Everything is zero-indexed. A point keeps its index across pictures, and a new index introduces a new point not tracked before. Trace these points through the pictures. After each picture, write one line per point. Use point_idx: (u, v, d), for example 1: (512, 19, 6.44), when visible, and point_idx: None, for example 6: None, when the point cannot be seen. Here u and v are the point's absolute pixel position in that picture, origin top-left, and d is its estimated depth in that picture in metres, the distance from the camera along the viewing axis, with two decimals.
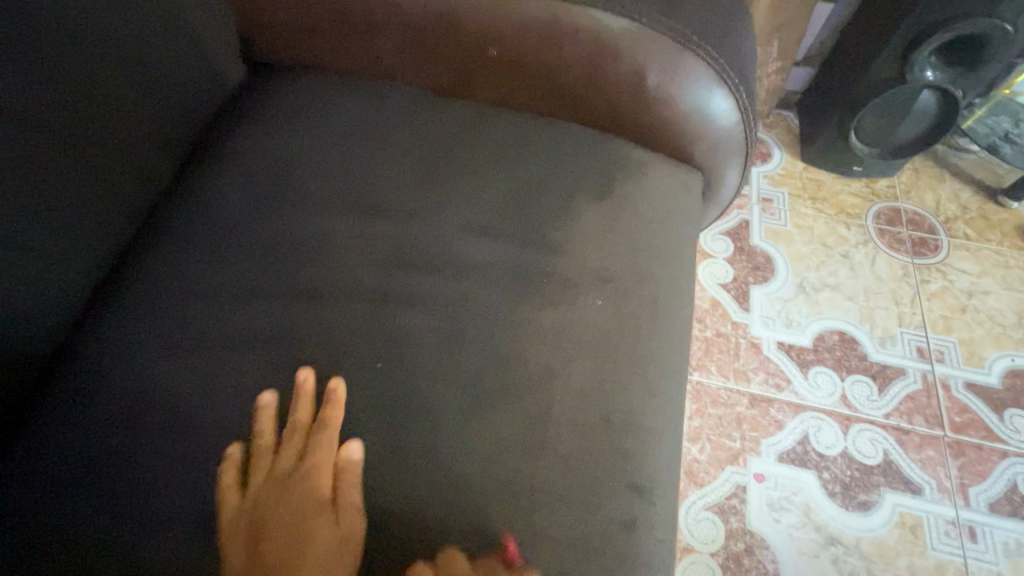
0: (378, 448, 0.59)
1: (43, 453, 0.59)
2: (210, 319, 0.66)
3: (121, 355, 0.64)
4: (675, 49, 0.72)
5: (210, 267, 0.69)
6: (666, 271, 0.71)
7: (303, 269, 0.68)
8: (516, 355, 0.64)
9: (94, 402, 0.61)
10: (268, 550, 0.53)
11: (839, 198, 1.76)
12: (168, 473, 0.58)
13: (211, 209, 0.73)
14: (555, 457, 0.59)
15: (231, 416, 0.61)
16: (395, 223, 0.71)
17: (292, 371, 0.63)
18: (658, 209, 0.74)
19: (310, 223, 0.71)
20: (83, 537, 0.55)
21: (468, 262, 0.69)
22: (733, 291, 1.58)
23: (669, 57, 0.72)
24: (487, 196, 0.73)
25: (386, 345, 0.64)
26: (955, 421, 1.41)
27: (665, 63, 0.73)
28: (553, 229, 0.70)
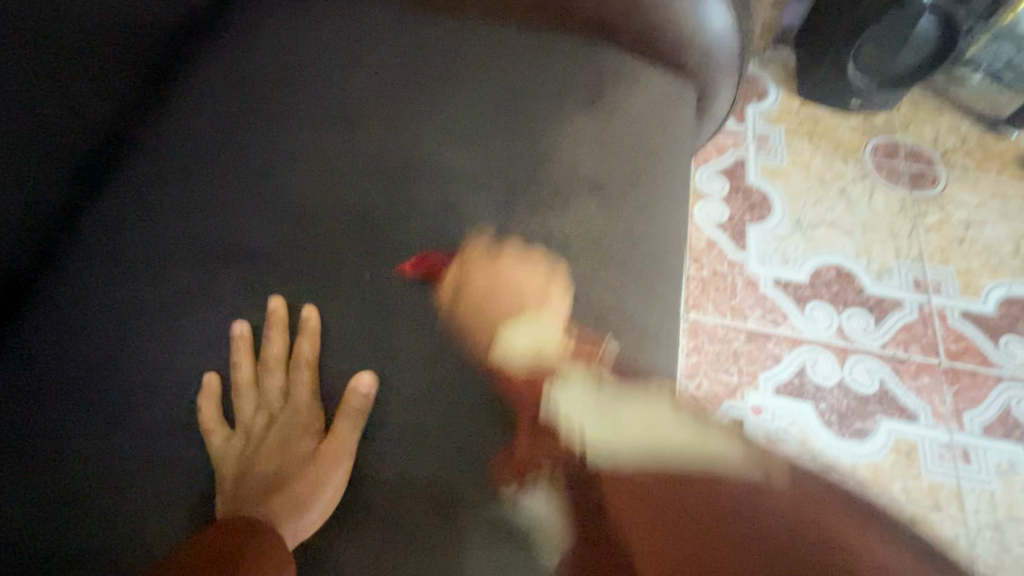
0: (369, 359, 0.58)
1: (16, 384, 0.56)
2: (180, 241, 0.62)
3: (88, 282, 0.60)
4: None
5: (176, 190, 0.65)
6: (660, 180, 0.69)
7: (280, 187, 0.65)
8: (504, 264, 0.62)
9: (64, 329, 0.58)
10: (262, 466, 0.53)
11: (836, 133, 1.72)
12: (145, 396, 0.56)
13: (178, 132, 0.69)
14: (551, 365, 0.58)
15: (208, 338, 0.59)
16: (376, 137, 0.68)
17: (276, 287, 0.61)
18: (650, 119, 0.72)
19: (286, 138, 0.68)
20: (61, 464, 0.53)
21: (455, 174, 0.66)
22: (728, 231, 1.55)
23: None
24: (471, 107, 0.69)
25: (371, 261, 0.62)
26: (951, 349, 1.41)
27: None
28: (541, 138, 0.68)
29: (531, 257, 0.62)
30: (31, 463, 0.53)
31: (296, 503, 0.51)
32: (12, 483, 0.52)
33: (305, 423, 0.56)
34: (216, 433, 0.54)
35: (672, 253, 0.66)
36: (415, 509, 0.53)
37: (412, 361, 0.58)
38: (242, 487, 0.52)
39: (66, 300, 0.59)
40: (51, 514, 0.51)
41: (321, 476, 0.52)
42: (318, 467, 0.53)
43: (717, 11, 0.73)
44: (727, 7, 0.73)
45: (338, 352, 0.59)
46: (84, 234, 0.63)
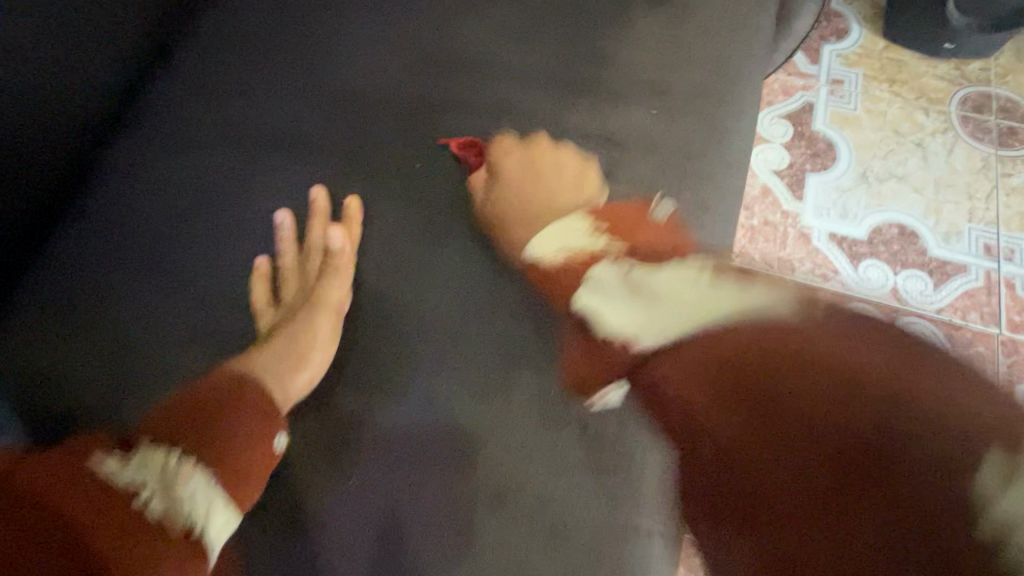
0: (410, 252, 0.56)
1: (77, 250, 0.55)
2: (223, 116, 0.61)
3: (145, 153, 0.59)
4: None
5: (220, 64, 0.63)
6: (728, 92, 0.64)
7: (325, 69, 0.62)
8: (555, 165, 0.59)
9: (120, 199, 0.57)
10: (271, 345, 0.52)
11: (921, 80, 1.57)
12: (191, 268, 0.54)
13: (229, 7, 0.66)
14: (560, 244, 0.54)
15: (247, 212, 0.57)
16: (433, 25, 0.64)
17: (319, 172, 0.59)
18: (723, 26, 0.66)
19: (339, 20, 0.64)
20: (113, 331, 0.52)
21: (512, 68, 0.62)
22: (787, 179, 1.46)
23: None
24: (534, 2, 0.65)
25: (414, 149, 0.59)
26: (1014, 320, 1.33)
27: None
28: (602, 40, 0.63)
29: (584, 160, 0.59)
30: (85, 330, 0.52)
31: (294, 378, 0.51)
32: (67, 346, 0.51)
33: (314, 304, 0.54)
34: (262, 314, 0.54)
35: (734, 169, 0.62)
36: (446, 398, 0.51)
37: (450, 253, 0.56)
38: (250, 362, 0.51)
39: (119, 184, 0.57)
40: (103, 379, 0.50)
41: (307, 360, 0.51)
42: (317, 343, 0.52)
43: None
44: None
45: (379, 242, 0.57)
46: (145, 106, 0.61)
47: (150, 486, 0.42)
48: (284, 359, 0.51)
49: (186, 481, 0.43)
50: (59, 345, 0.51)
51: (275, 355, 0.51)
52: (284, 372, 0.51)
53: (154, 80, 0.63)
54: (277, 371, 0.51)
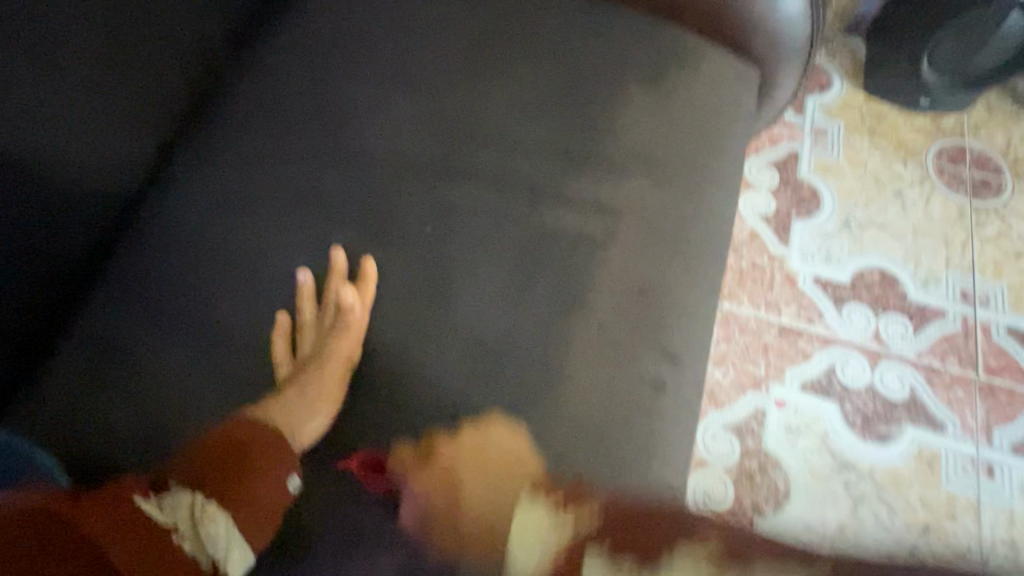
0: (418, 309, 0.61)
1: (118, 302, 0.60)
2: (248, 177, 0.66)
3: (178, 213, 0.64)
4: None
5: (246, 130, 0.68)
6: (712, 163, 0.69)
7: (344, 136, 0.68)
8: (554, 229, 0.64)
9: (157, 255, 0.62)
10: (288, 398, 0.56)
11: (899, 133, 1.66)
12: (217, 321, 0.59)
13: (254, 76, 0.72)
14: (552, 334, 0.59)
15: (268, 270, 0.62)
16: (445, 98, 0.70)
17: (337, 233, 0.63)
18: (708, 102, 0.72)
19: (360, 91, 0.70)
20: (147, 379, 0.57)
21: (517, 140, 0.68)
22: (773, 224, 1.53)
23: None
24: (538, 77, 0.71)
25: (423, 212, 0.64)
26: (990, 364, 1.39)
27: None
28: (600, 114, 0.69)
29: (581, 225, 0.64)
30: (121, 377, 0.57)
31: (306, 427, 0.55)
32: (104, 393, 0.56)
33: (329, 358, 0.58)
34: (280, 367, 0.59)
35: (718, 234, 0.67)
36: (444, 450, 0.55)
37: (452, 309, 0.61)
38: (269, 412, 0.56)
39: (153, 241, 0.63)
40: (139, 423, 0.55)
41: (315, 416, 0.56)
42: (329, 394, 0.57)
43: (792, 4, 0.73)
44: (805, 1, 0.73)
45: (391, 300, 0.61)
46: (179, 167, 0.67)
47: (184, 526, 0.47)
48: (299, 412, 0.55)
49: (212, 523, 0.48)
50: (98, 392, 0.56)
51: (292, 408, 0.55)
52: (299, 424, 0.55)
53: (187, 143, 0.69)
54: (290, 422, 0.55)
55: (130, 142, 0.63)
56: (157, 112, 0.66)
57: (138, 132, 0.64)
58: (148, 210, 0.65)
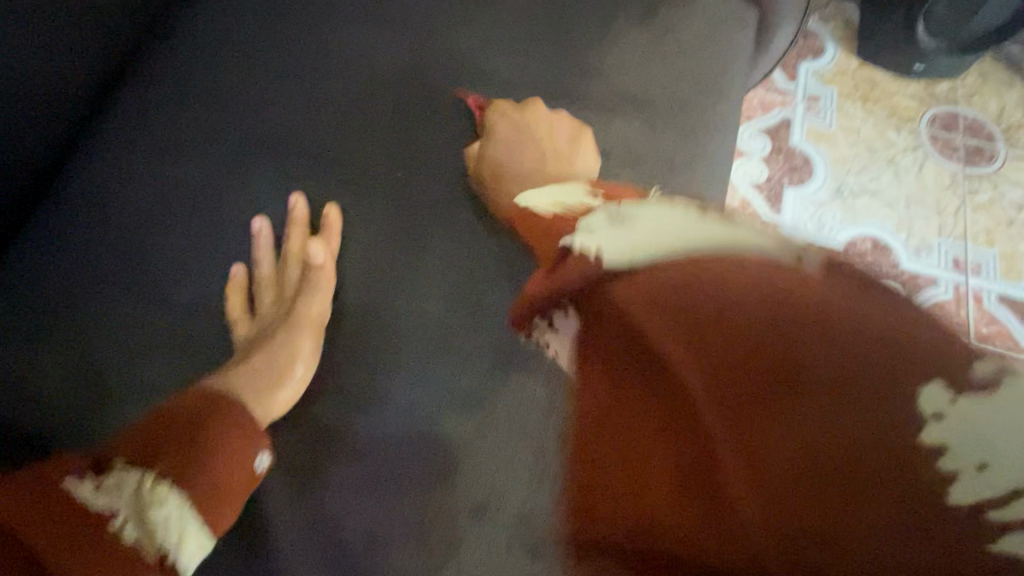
0: (389, 262, 0.55)
1: (48, 254, 0.53)
2: (198, 119, 0.59)
3: (119, 156, 0.57)
4: None
5: (195, 67, 0.62)
6: (708, 105, 0.64)
7: (305, 74, 0.61)
8: (538, 173, 0.59)
9: (94, 203, 0.55)
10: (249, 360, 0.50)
11: (892, 99, 1.62)
12: (163, 275, 0.53)
13: (205, 10, 0.65)
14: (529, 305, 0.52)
15: (221, 220, 0.55)
16: (419, 34, 0.64)
17: (300, 180, 0.57)
18: (703, 41, 0.67)
19: (324, 26, 0.63)
20: (82, 339, 0.50)
21: (497, 80, 0.62)
22: (765, 192, 1.49)
23: None
24: (520, 13, 0.65)
25: (394, 156, 0.59)
26: (982, 332, 1.37)
27: None
28: (587, 53, 0.64)
29: (567, 170, 0.59)
30: (53, 337, 0.50)
31: (270, 392, 0.48)
32: (33, 355, 0.50)
33: (294, 318, 0.52)
34: (238, 326, 0.52)
35: (714, 180, 0.62)
36: (419, 410, 0.51)
37: (426, 261, 0.55)
38: (225, 377, 0.49)
39: (89, 189, 0.56)
40: (73, 388, 0.49)
41: (285, 377, 0.49)
42: (295, 353, 0.50)
43: None
44: None
45: (361, 252, 0.56)
46: (121, 108, 0.60)
47: (125, 511, 0.39)
48: (262, 376, 0.49)
49: (159, 506, 0.40)
50: (25, 354, 0.50)
51: (257, 369, 0.49)
52: (267, 388, 0.48)
53: (131, 83, 0.62)
54: (253, 389, 0.48)
55: (65, 78, 0.56)
56: (94, 45, 0.58)
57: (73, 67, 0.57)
58: (86, 155, 0.58)
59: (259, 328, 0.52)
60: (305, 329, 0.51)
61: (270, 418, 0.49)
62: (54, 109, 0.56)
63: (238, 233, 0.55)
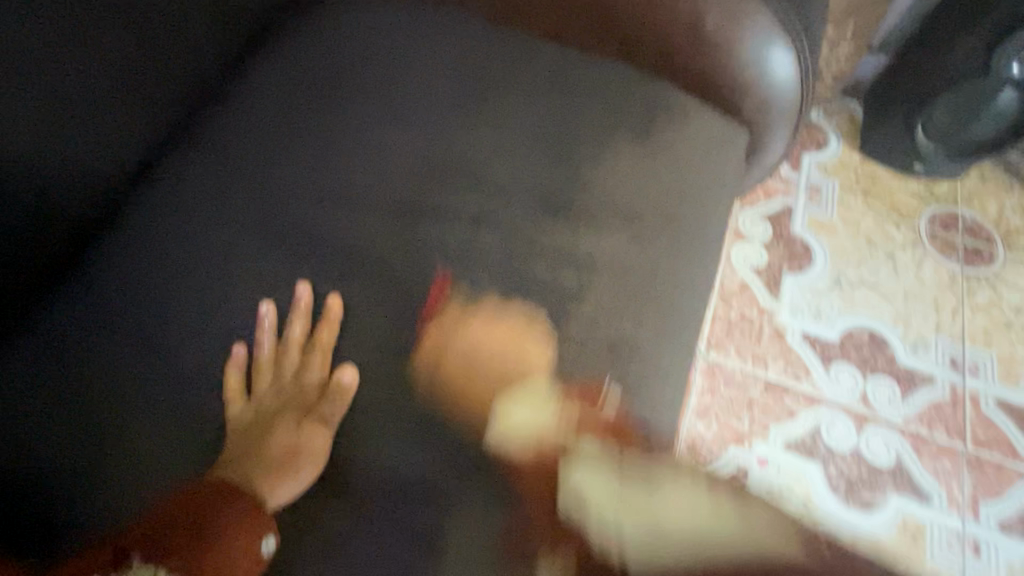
0: (381, 351, 0.59)
1: (72, 322, 0.58)
2: (222, 204, 0.65)
3: (149, 234, 0.63)
4: None
5: (228, 156, 0.68)
6: (694, 219, 0.69)
7: (325, 170, 0.67)
8: (531, 276, 0.63)
9: (118, 276, 0.60)
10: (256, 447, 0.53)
11: (892, 195, 1.67)
12: (171, 350, 0.57)
13: (242, 102, 0.72)
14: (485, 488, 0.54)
15: (230, 299, 0.60)
16: (432, 140, 0.70)
17: (307, 268, 0.62)
18: (695, 159, 0.72)
19: (346, 127, 0.70)
20: (89, 406, 0.54)
21: (500, 187, 0.67)
22: (764, 276, 1.53)
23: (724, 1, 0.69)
24: (526, 125, 0.71)
25: (397, 251, 0.63)
26: (978, 436, 1.36)
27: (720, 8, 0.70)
28: (585, 165, 0.69)
29: (558, 273, 0.63)
30: (64, 401, 0.54)
31: (276, 480, 0.51)
32: (44, 418, 0.54)
33: (297, 405, 0.56)
34: (234, 404, 0.55)
35: (694, 292, 0.66)
36: (393, 501, 0.53)
37: (414, 354, 0.59)
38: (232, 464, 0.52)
39: (115, 268, 0.61)
40: (77, 453, 0.52)
41: (290, 458, 0.53)
42: (297, 442, 0.53)
43: (781, 63, 0.72)
44: (793, 62, 0.72)
45: (358, 340, 0.59)
46: (156, 188, 0.66)
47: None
48: (269, 465, 0.52)
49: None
50: (37, 415, 0.54)
51: (263, 453, 0.53)
52: (274, 478, 0.51)
53: (166, 165, 0.68)
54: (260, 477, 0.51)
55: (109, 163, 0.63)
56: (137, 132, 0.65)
57: (110, 152, 0.63)
58: (120, 228, 0.64)
59: (257, 412, 0.55)
60: (311, 420, 0.55)
61: (279, 504, 0.51)
62: (82, 194, 0.62)
63: (242, 314, 0.59)
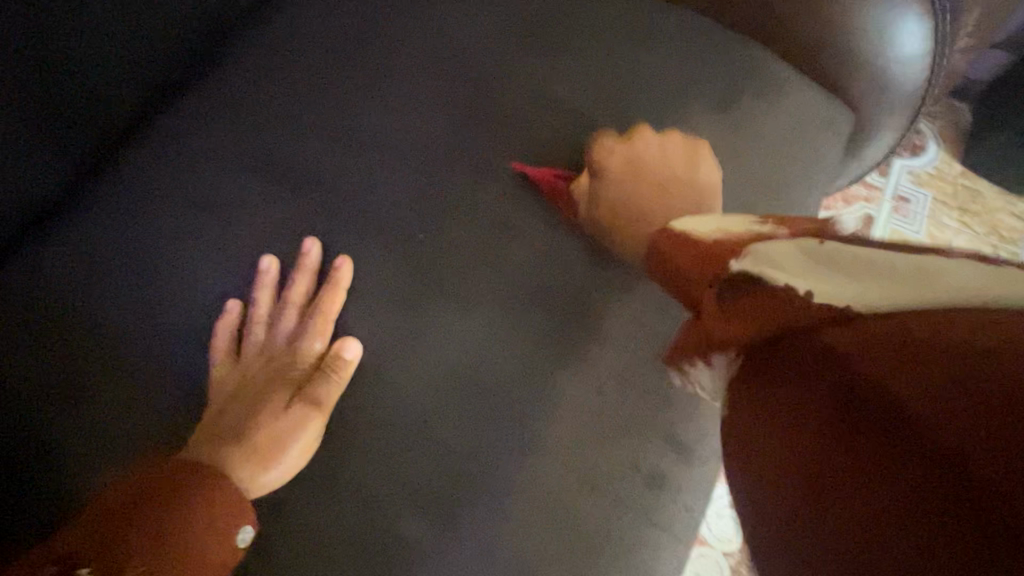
0: (388, 328, 0.51)
1: (50, 253, 0.52)
2: (226, 136, 0.56)
3: (146, 162, 0.55)
4: None
5: (243, 81, 0.58)
6: (774, 216, 0.57)
7: (346, 112, 0.57)
8: (572, 259, 0.53)
9: (107, 207, 0.53)
10: (235, 422, 0.47)
11: (994, 215, 1.46)
12: (156, 298, 0.50)
13: (265, 22, 0.62)
14: (488, 504, 0.46)
15: (229, 248, 0.53)
16: (477, 89, 0.59)
17: (317, 223, 0.54)
18: (783, 144, 0.60)
19: (381, 63, 0.59)
20: (59, 350, 0.48)
21: (547, 153, 0.58)
22: (831, 290, 1.37)
23: None
24: (589, 83, 0.60)
25: (420, 215, 0.54)
26: None
27: None
28: (653, 138, 0.58)
29: (603, 262, 0.53)
30: (33, 342, 0.48)
31: (251, 465, 0.45)
32: (8, 358, 0.48)
33: (288, 379, 0.50)
34: (219, 366, 0.49)
35: None
36: (386, 500, 0.46)
37: (425, 336, 0.50)
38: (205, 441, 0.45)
39: (103, 207, 0.53)
40: (43, 402, 0.47)
41: (268, 440, 0.46)
42: (281, 422, 0.47)
43: (914, 34, 0.60)
44: (926, 34, 0.60)
45: (365, 312, 0.52)
46: (160, 112, 0.58)
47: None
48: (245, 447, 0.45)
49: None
50: (2, 355, 0.48)
51: (241, 433, 0.46)
52: (250, 461, 0.45)
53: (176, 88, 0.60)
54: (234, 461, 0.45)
55: None
56: None
57: None
58: (116, 153, 0.56)
59: (241, 383, 0.49)
60: (299, 400, 0.48)
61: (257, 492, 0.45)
62: (67, 131, 0.51)
63: (241, 267, 0.52)
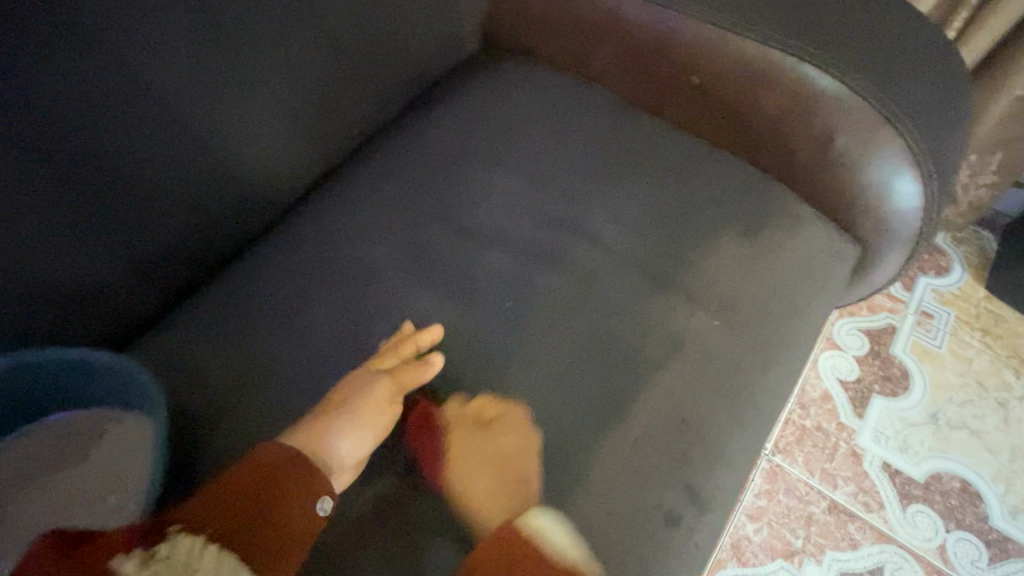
0: (474, 372, 0.66)
1: (242, 285, 0.72)
2: (372, 216, 0.76)
3: (313, 228, 0.76)
4: (868, 121, 0.72)
5: (388, 176, 0.80)
6: (787, 322, 0.72)
7: (463, 206, 0.78)
8: (622, 337, 0.68)
9: (282, 257, 0.73)
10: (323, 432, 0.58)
11: (1016, 340, 1.54)
12: (310, 327, 0.68)
13: (407, 136, 0.84)
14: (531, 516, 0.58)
15: (363, 296, 0.70)
16: (559, 200, 0.78)
17: (430, 286, 0.72)
18: (798, 265, 0.75)
19: (488, 174, 0.80)
20: (240, 356, 0.67)
21: (610, 252, 0.74)
22: (850, 392, 1.46)
23: (858, 127, 0.73)
24: (645, 203, 0.78)
25: (508, 289, 0.71)
26: None
27: (853, 132, 0.74)
28: (692, 251, 0.74)
29: (646, 341, 0.68)
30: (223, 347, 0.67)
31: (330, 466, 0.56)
32: (205, 357, 0.66)
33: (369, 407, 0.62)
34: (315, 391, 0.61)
35: (771, 390, 0.68)
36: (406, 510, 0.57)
37: (503, 382, 0.66)
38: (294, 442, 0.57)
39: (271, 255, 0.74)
40: (224, 392, 0.64)
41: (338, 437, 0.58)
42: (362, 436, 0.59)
43: (905, 191, 0.75)
44: (917, 192, 0.74)
45: (458, 357, 0.67)
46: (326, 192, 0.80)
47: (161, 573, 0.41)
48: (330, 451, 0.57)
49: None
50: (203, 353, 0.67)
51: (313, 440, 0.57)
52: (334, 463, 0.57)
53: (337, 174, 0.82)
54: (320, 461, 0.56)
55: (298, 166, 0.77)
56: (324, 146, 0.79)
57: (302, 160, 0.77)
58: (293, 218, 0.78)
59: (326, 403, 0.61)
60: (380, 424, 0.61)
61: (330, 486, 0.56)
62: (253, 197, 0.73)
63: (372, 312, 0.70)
